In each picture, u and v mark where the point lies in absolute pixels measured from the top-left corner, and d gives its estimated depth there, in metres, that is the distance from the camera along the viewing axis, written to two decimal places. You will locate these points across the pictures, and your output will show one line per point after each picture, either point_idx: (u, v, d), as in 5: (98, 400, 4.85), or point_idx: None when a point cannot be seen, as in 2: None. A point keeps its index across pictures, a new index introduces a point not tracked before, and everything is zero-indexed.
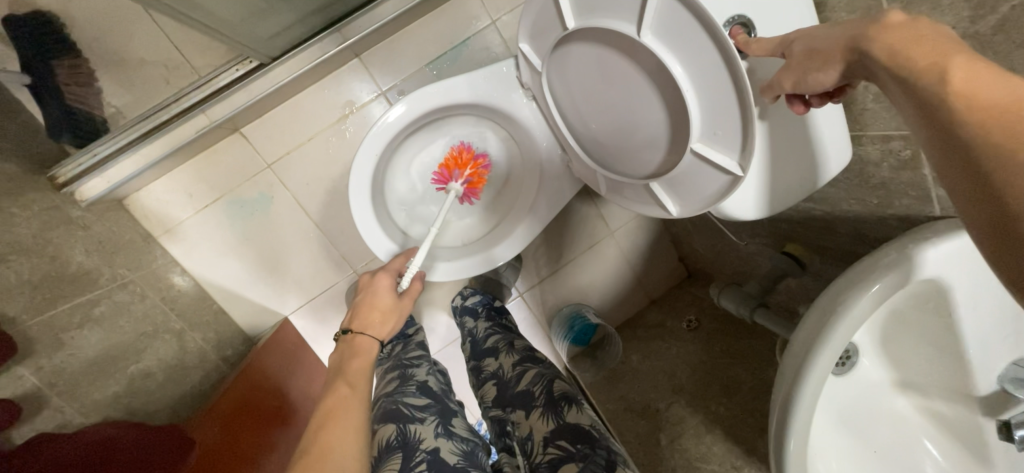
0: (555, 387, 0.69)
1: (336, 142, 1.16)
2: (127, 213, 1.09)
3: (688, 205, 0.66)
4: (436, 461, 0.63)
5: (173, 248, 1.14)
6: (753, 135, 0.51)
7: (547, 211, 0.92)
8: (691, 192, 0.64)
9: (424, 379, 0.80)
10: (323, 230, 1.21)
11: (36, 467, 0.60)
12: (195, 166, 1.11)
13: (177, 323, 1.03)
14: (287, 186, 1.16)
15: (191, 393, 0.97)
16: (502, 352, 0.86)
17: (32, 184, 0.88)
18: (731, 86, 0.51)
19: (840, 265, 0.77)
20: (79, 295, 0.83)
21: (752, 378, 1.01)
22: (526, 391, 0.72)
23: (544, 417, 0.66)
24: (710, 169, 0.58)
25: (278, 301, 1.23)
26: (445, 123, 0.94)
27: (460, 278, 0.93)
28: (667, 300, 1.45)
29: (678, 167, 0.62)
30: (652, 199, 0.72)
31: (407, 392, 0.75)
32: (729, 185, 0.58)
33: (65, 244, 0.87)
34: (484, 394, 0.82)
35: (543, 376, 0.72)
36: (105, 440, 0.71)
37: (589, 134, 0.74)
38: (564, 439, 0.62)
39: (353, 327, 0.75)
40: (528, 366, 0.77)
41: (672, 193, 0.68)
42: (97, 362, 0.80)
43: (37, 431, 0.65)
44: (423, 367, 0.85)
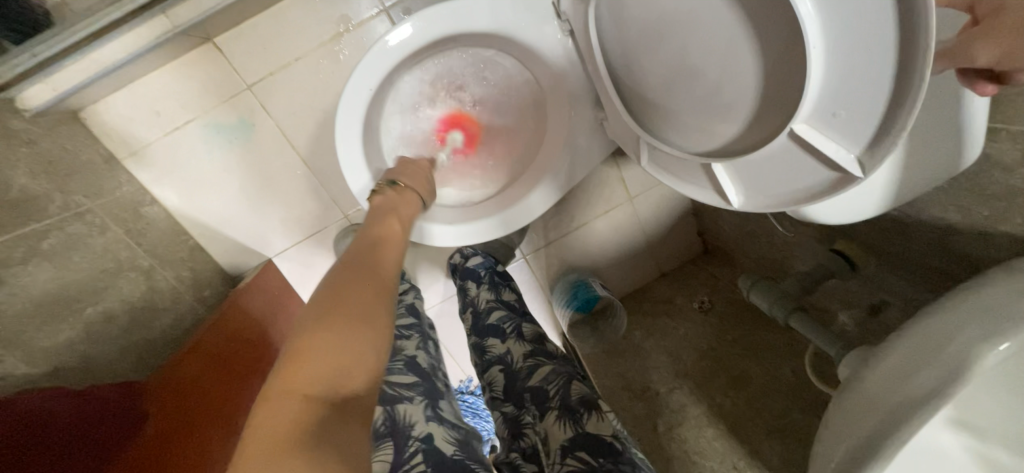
0: (572, 391, 0.65)
1: (328, 66, 0.99)
2: (84, 128, 0.95)
3: (757, 198, 0.55)
4: (431, 451, 0.55)
5: (140, 173, 1.01)
6: (905, 118, 0.39)
7: (569, 174, 0.79)
8: (769, 183, 0.53)
9: (413, 355, 0.73)
10: (310, 168, 1.07)
11: None
12: (161, 79, 0.95)
13: (146, 259, 0.93)
14: (270, 114, 1.01)
15: (162, 337, 0.89)
16: (508, 337, 0.84)
17: None
18: (893, 44, 0.39)
19: (906, 279, 0.67)
20: (24, 225, 0.72)
21: (765, 376, 0.94)
22: (540, 388, 0.69)
23: (560, 422, 0.61)
24: (812, 159, 0.47)
25: (260, 241, 1.12)
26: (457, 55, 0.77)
27: (466, 244, 0.82)
28: (679, 275, 1.36)
29: (764, 148, 0.49)
30: (708, 182, 0.59)
31: (391, 371, 0.68)
32: (835, 184, 0.47)
33: (4, 162, 0.74)
34: (490, 379, 0.78)
35: (560, 376, 0.70)
36: (40, 411, 0.62)
37: (639, 93, 0.60)
38: (583, 450, 0.57)
39: (403, 181, 0.72)
40: (541, 361, 0.75)
41: (740, 181, 0.55)
42: (46, 304, 0.70)
43: None
44: (412, 340, 0.78)
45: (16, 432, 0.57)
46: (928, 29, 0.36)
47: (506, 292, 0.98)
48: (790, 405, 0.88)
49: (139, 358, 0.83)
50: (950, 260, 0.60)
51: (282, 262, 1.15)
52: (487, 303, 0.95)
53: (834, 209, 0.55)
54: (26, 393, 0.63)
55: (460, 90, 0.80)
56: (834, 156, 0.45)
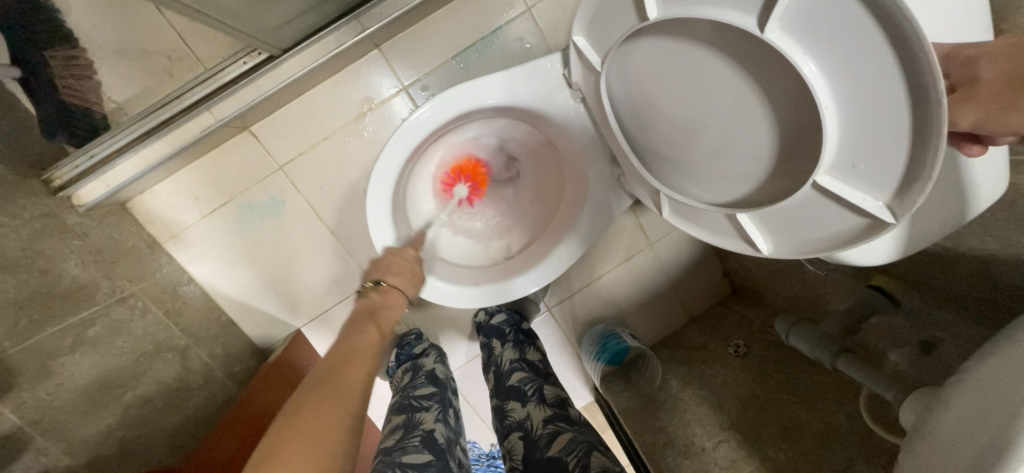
0: (593, 464, 0.62)
1: (353, 142, 1.06)
2: (131, 217, 1.01)
3: (786, 244, 0.56)
4: None
5: (179, 255, 1.06)
6: (926, 178, 0.40)
7: (591, 228, 0.80)
8: (793, 230, 0.54)
9: (430, 430, 0.73)
10: (338, 237, 1.11)
11: None
12: (202, 166, 1.03)
13: (182, 338, 0.95)
14: (299, 190, 1.07)
15: (194, 419, 0.89)
16: (530, 400, 0.82)
17: (23, 190, 0.80)
18: (907, 109, 0.40)
19: (947, 313, 0.66)
20: (73, 314, 0.76)
21: (819, 423, 0.88)
22: (560, 460, 0.66)
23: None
24: (835, 209, 0.48)
25: (289, 312, 1.14)
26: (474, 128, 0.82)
27: (473, 305, 0.82)
28: (709, 319, 1.32)
29: (786, 200, 0.50)
30: (734, 231, 0.60)
31: (407, 448, 0.67)
32: (864, 230, 0.48)
33: (59, 255, 0.79)
34: (509, 448, 0.76)
35: (581, 445, 0.66)
36: None
37: (653, 151, 0.63)
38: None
39: (387, 281, 0.73)
40: (562, 428, 0.72)
41: (767, 230, 0.56)
42: (88, 392, 0.72)
43: None
44: (432, 412, 0.79)
45: None
46: (937, 103, 0.38)
47: (531, 352, 0.97)
48: (853, 454, 0.80)
49: (172, 442, 0.82)
50: (997, 290, 0.59)
51: (310, 332, 1.16)
52: (511, 363, 0.93)
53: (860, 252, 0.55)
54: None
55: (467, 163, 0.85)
56: (862, 205, 0.45)
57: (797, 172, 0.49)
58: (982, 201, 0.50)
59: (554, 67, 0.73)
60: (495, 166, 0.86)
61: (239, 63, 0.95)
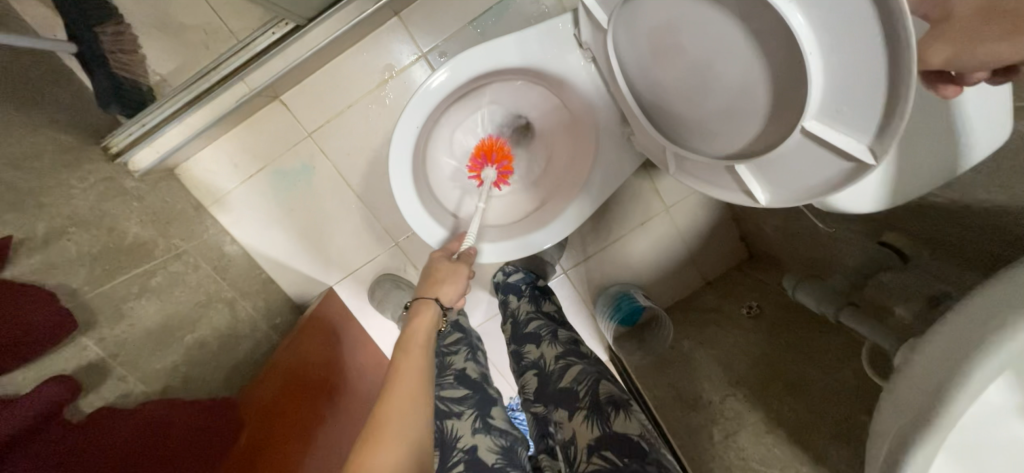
0: (600, 391, 0.70)
1: (376, 109, 1.10)
2: (179, 183, 1.10)
3: (783, 193, 0.57)
4: (474, 461, 0.65)
5: (222, 218, 1.15)
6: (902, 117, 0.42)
7: (602, 187, 0.83)
8: (788, 178, 0.55)
9: (462, 368, 0.82)
10: (364, 201, 1.18)
11: (103, 437, 0.62)
12: (239, 134, 1.10)
13: (229, 292, 1.05)
14: (327, 155, 1.13)
15: (244, 361, 1.00)
16: (543, 341, 0.88)
17: (86, 156, 0.89)
18: (881, 55, 0.41)
19: (954, 260, 0.66)
20: (136, 265, 0.86)
21: (824, 378, 0.91)
22: (571, 389, 0.73)
23: (588, 422, 0.67)
24: (825, 152, 0.50)
25: (322, 272, 1.23)
26: (490, 91, 0.85)
27: (504, 259, 0.87)
28: (725, 282, 1.34)
29: (778, 149, 0.52)
30: (733, 182, 0.62)
31: (444, 385, 0.79)
32: (851, 173, 0.49)
33: (121, 215, 0.89)
34: (524, 384, 0.84)
35: (589, 375, 0.73)
36: (159, 418, 0.71)
37: (659, 108, 0.65)
38: (608, 450, 0.62)
39: (415, 297, 0.75)
40: (572, 361, 0.79)
41: (763, 177, 0.58)
42: (155, 332, 0.82)
43: (103, 401, 0.69)
44: (461, 354, 0.87)
45: (144, 434, 0.67)
46: (907, 38, 0.39)
47: (547, 304, 1.03)
48: (854, 408, 0.82)
49: (227, 380, 0.94)
50: (1000, 241, 0.58)
51: (342, 290, 1.25)
52: (527, 313, 1.00)
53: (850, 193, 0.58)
54: (146, 405, 0.73)
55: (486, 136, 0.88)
56: (847, 148, 0.47)
57: (790, 122, 0.51)
58: (978, 150, 0.52)
59: (566, 28, 0.75)
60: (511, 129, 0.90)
61: (268, 34, 0.99)
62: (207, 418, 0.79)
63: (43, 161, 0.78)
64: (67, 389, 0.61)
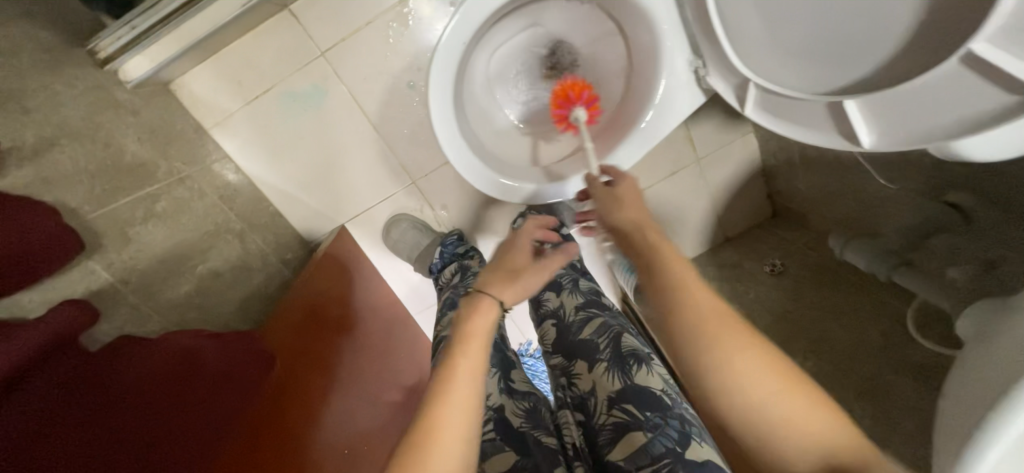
0: (622, 343, 0.70)
1: (398, 28, 1.00)
2: (175, 100, 0.99)
3: (894, 134, 0.55)
4: (501, 419, 0.70)
5: (224, 143, 1.05)
6: None
7: (668, 111, 0.75)
8: (910, 116, 0.53)
9: None
10: (381, 134, 1.09)
11: (126, 368, 0.57)
12: (241, 48, 0.98)
13: (237, 223, 0.98)
14: (341, 79, 1.03)
15: (258, 296, 0.96)
16: (564, 289, 0.85)
17: (69, 59, 0.77)
18: None
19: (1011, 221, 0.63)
20: (139, 187, 0.78)
21: (848, 338, 0.90)
22: (591, 341, 0.74)
23: (609, 374, 0.68)
24: (973, 80, 0.47)
25: (334, 208, 1.15)
26: (528, 14, 0.79)
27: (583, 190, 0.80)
28: (746, 239, 1.32)
29: (922, 77, 0.49)
30: (828, 124, 0.61)
31: None
32: (998, 111, 0.46)
33: (116, 129, 0.80)
34: (543, 333, 0.83)
35: (609, 329, 0.73)
36: (187, 350, 0.66)
37: (758, 41, 0.62)
38: (628, 403, 0.64)
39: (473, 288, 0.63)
40: (593, 313, 0.78)
41: (875, 119, 0.56)
42: (165, 260, 0.76)
43: (120, 334, 0.63)
44: None
45: (172, 367, 0.62)
46: None
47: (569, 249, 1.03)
48: (883, 366, 0.83)
49: (243, 314, 0.90)
50: None
51: (355, 228, 1.18)
52: None
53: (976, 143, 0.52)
54: (174, 333, 0.68)
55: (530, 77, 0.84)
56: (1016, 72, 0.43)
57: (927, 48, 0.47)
58: None
59: None
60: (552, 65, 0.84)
61: None
62: (237, 351, 0.74)
63: (21, 58, 0.67)
64: (85, 312, 0.56)
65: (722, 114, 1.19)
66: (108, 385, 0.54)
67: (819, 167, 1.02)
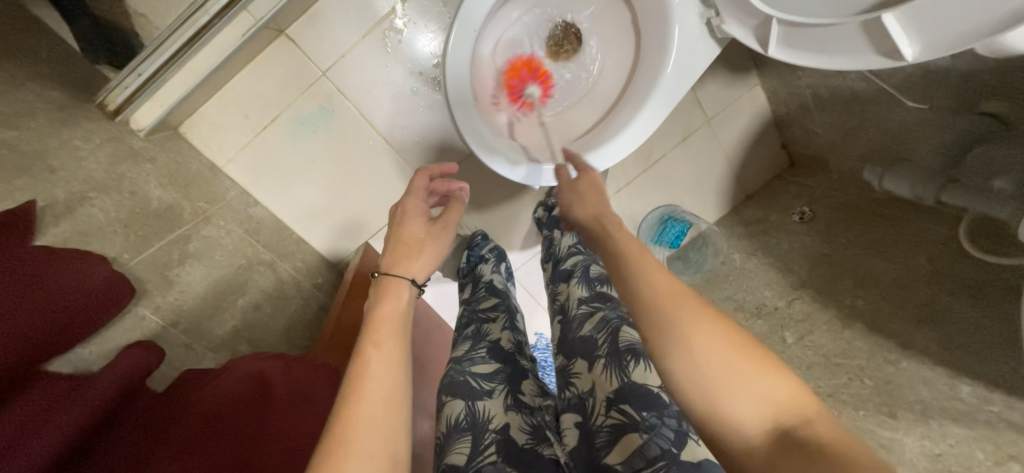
0: (620, 339, 0.70)
1: (393, 36, 1.00)
2: (187, 142, 0.99)
3: (936, 42, 0.53)
4: (504, 440, 0.69)
5: (240, 178, 1.05)
6: None
7: (690, 58, 0.76)
8: (949, 21, 0.50)
9: (497, 339, 0.86)
10: (391, 144, 1.09)
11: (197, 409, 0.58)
12: (245, 80, 0.98)
13: (267, 254, 0.98)
14: (346, 95, 1.03)
15: (298, 322, 0.96)
16: (574, 279, 0.87)
17: (81, 116, 0.77)
18: None
19: None
20: (170, 230, 0.78)
21: (895, 270, 0.89)
22: (591, 338, 0.74)
23: (607, 372, 0.69)
24: None
25: (358, 226, 1.15)
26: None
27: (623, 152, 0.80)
28: (768, 194, 1.31)
29: None
30: (867, 45, 0.58)
31: (475, 359, 0.81)
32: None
33: (138, 177, 0.80)
34: (552, 329, 0.86)
35: (608, 324, 0.73)
36: (259, 377, 0.66)
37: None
38: (626, 403, 0.65)
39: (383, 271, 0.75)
40: (595, 308, 0.78)
41: (913, 31, 0.53)
42: (208, 297, 0.76)
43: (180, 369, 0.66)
44: (499, 321, 0.91)
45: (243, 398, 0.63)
46: None
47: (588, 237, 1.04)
48: (936, 290, 0.81)
49: (288, 342, 0.90)
50: None
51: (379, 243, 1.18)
52: (568, 249, 0.99)
53: None
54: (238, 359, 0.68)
55: (517, 42, 0.81)
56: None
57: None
58: None
59: None
60: (533, 32, 0.81)
61: None
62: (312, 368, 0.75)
63: (38, 119, 0.66)
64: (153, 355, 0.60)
65: (725, 70, 1.18)
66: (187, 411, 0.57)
67: (833, 106, 1.01)
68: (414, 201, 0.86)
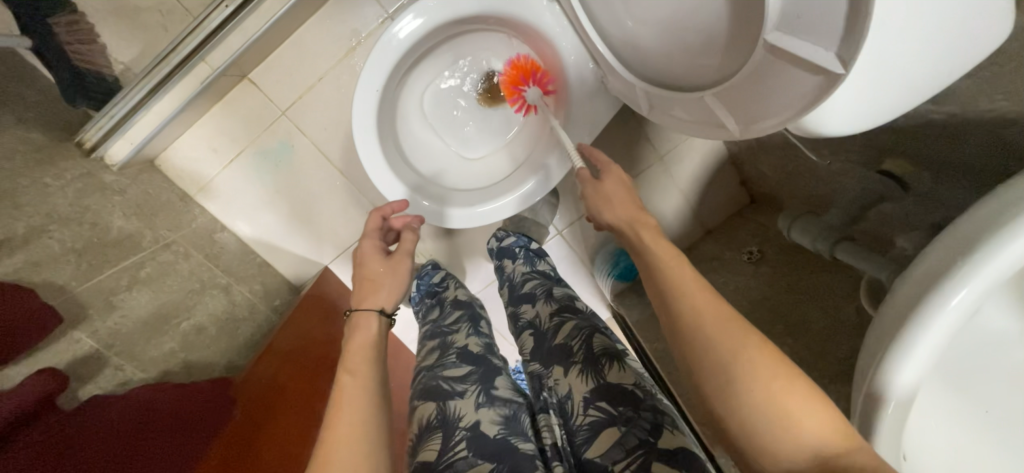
0: (594, 344, 0.74)
1: (347, 79, 1.08)
2: (161, 173, 1.09)
3: (752, 125, 0.58)
4: (477, 435, 0.68)
5: (210, 205, 1.15)
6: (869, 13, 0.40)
7: (594, 108, 0.82)
8: (756, 103, 0.55)
9: (463, 345, 0.87)
10: (347, 177, 1.16)
11: (99, 424, 0.65)
12: (213, 118, 1.08)
13: (224, 277, 1.07)
14: (304, 132, 1.11)
15: (245, 342, 1.04)
16: (538, 299, 0.92)
17: (57, 155, 0.87)
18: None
19: (943, 184, 0.63)
20: (124, 258, 0.87)
21: (827, 320, 0.88)
22: (565, 345, 0.78)
23: (583, 376, 0.71)
24: (792, 67, 0.48)
25: (317, 251, 1.23)
26: (438, 59, 0.88)
27: (529, 203, 0.87)
28: (724, 230, 1.30)
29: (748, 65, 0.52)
30: (710, 117, 0.63)
31: (446, 364, 0.82)
32: (822, 88, 0.47)
33: (102, 209, 0.89)
34: (523, 342, 0.88)
35: (582, 331, 0.77)
36: (148, 403, 0.73)
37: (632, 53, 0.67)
38: (604, 400, 0.67)
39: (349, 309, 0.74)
40: (567, 318, 0.82)
41: (730, 109, 0.59)
42: (150, 320, 0.84)
43: (99, 389, 0.71)
44: (461, 331, 0.93)
45: (134, 419, 0.69)
46: None
47: (541, 263, 1.09)
48: (852, 340, 0.82)
49: (229, 362, 0.97)
50: (1009, 156, 0.56)
51: (338, 268, 1.24)
52: (523, 274, 1.04)
53: (834, 114, 0.51)
54: (142, 387, 0.76)
55: (439, 98, 0.92)
56: (810, 55, 0.46)
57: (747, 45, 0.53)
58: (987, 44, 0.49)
59: None
60: (456, 88, 0.92)
61: (221, 8, 0.95)
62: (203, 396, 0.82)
63: (15, 159, 0.76)
64: (57, 381, 0.63)
65: None
66: (87, 425, 0.63)
67: (773, 149, 1.01)
68: (369, 243, 0.81)
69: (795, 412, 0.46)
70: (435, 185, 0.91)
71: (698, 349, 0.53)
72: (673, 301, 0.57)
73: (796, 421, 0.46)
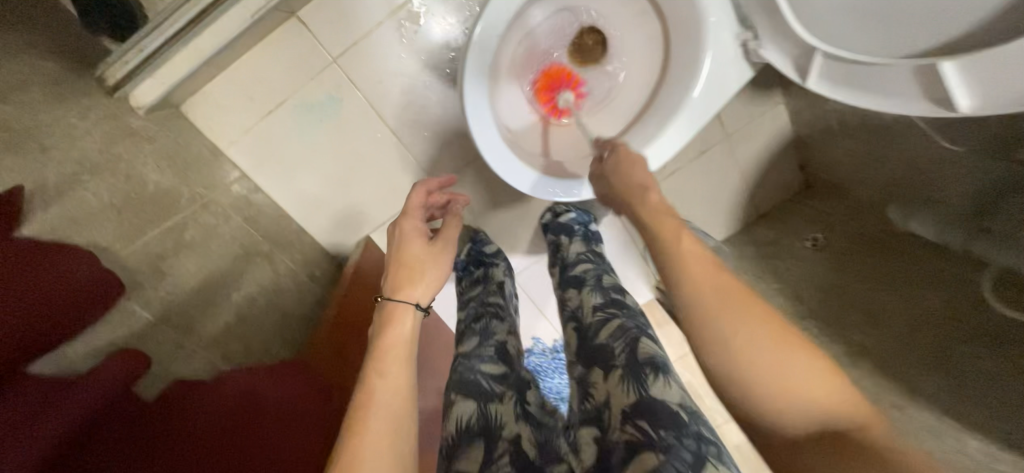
0: (639, 350, 0.65)
1: (409, 27, 0.96)
2: (188, 122, 0.95)
3: (991, 99, 0.58)
4: (517, 452, 0.65)
5: (242, 161, 1.01)
6: None
7: (725, 72, 0.76)
8: (1006, 78, 0.56)
9: (502, 340, 0.83)
10: (400, 138, 1.06)
11: (193, 422, 0.57)
12: (252, 61, 0.94)
13: (266, 244, 0.96)
14: (356, 84, 0.99)
15: (291, 315, 0.94)
16: (587, 286, 0.84)
17: (79, 89, 0.72)
18: None
19: None
20: (166, 218, 0.75)
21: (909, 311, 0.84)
22: (608, 346, 0.69)
23: (624, 385, 0.62)
24: None
25: (360, 218, 1.12)
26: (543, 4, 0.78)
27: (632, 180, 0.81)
28: (780, 214, 1.27)
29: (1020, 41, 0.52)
30: (920, 93, 0.64)
31: (484, 357, 0.78)
32: None
33: (135, 159, 0.76)
34: (568, 335, 0.80)
35: (626, 333, 0.68)
36: (248, 395, 0.66)
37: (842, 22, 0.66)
38: (643, 419, 0.57)
39: (381, 294, 0.73)
40: (612, 315, 0.73)
41: (964, 84, 0.59)
42: (200, 291, 0.74)
43: (174, 382, 0.62)
44: (506, 323, 0.88)
45: (233, 416, 0.62)
46: None
47: (597, 246, 1.01)
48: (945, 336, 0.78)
49: (279, 338, 0.88)
50: None
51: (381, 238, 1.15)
52: (577, 254, 0.96)
53: None
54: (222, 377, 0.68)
55: (537, 52, 0.82)
56: None
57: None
58: None
59: None
60: (551, 42, 0.82)
61: None
62: (294, 387, 0.74)
63: (32, 90, 0.62)
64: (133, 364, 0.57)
65: (750, 86, 1.14)
66: (180, 428, 0.55)
67: (860, 133, 0.98)
68: (410, 218, 0.84)
69: (791, 371, 0.49)
70: (529, 150, 0.83)
71: (723, 338, 0.51)
72: (705, 302, 0.53)
73: (791, 387, 0.49)
